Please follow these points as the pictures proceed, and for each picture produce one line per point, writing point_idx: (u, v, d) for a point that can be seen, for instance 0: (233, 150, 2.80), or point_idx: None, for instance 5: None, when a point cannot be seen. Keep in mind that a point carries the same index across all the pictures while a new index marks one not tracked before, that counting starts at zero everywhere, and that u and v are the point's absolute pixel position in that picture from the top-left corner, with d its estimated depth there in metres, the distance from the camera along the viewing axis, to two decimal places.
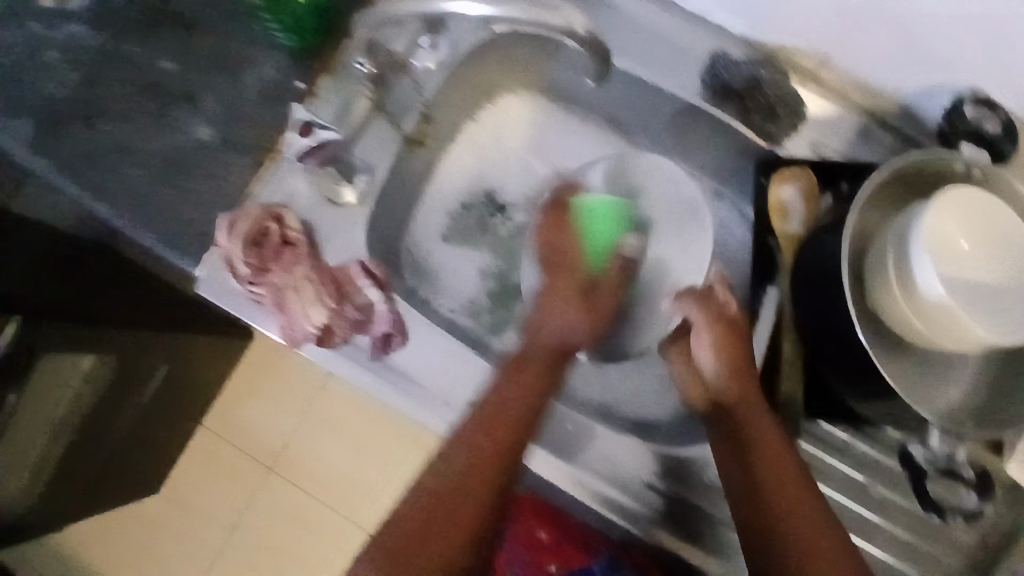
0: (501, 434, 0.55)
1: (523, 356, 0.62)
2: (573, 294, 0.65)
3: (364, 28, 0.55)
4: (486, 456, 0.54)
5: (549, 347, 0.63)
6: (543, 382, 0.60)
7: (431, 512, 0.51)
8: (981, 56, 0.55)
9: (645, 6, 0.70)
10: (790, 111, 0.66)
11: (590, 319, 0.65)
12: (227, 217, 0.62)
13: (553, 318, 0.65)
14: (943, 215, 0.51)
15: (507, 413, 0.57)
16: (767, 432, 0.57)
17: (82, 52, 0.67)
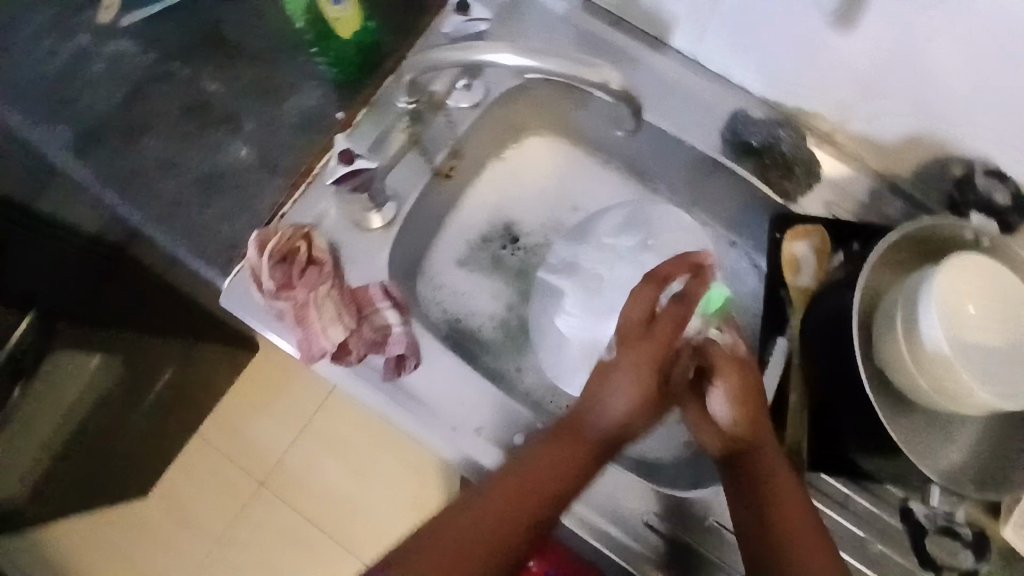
0: (528, 503, 0.50)
1: (575, 433, 0.54)
2: (650, 375, 0.54)
3: (417, 66, 0.58)
4: (519, 509, 0.50)
5: (612, 435, 0.54)
6: (595, 463, 0.53)
7: (445, 558, 0.47)
8: (996, 136, 0.58)
9: (672, 65, 0.74)
10: (807, 170, 0.69)
11: (653, 407, 0.55)
12: (256, 236, 0.64)
13: (614, 401, 0.54)
14: (952, 280, 0.53)
15: (541, 477, 0.52)
16: (786, 497, 0.55)
17: (130, 69, 0.70)
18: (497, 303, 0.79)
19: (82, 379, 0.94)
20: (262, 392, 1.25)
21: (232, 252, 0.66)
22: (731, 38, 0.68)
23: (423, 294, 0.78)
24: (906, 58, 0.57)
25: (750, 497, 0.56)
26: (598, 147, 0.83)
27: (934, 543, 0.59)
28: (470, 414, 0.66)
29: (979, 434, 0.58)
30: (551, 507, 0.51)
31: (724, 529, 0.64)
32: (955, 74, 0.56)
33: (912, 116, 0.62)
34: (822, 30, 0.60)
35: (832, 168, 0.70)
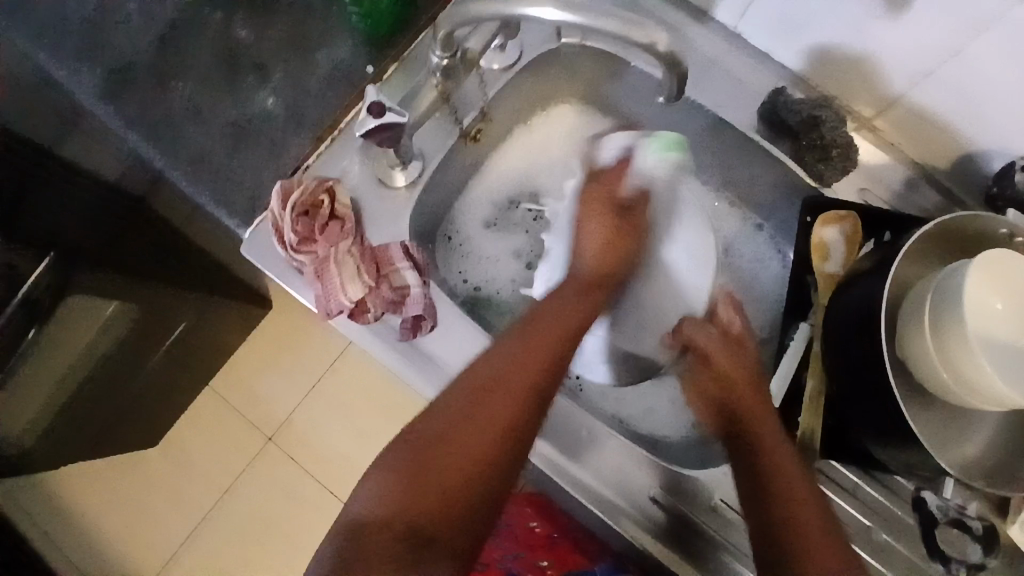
0: (524, 396, 0.54)
1: (568, 282, 0.67)
2: (609, 217, 0.67)
3: (455, 20, 0.57)
4: (518, 378, 0.55)
5: (592, 271, 0.67)
6: (584, 299, 0.65)
7: (460, 425, 0.52)
8: None
9: (713, 38, 0.72)
10: (842, 154, 0.65)
11: (622, 254, 0.67)
12: (279, 187, 0.63)
13: (586, 243, 0.68)
14: (987, 274, 0.52)
15: (541, 363, 0.57)
16: (786, 457, 0.57)
17: (162, 13, 0.70)
18: (521, 265, 0.80)
19: (95, 324, 0.93)
20: (277, 347, 1.26)
21: (255, 202, 0.66)
22: (777, 13, 0.66)
23: (446, 256, 0.79)
24: (956, 45, 0.55)
25: (746, 462, 0.58)
26: (628, 119, 0.82)
27: (943, 534, 0.60)
28: None
29: (994, 431, 0.58)
30: (546, 371, 0.56)
31: (730, 510, 0.64)
32: (1009, 61, 0.54)
33: (955, 106, 0.60)
34: (869, 11, 0.58)
35: (868, 154, 0.69)
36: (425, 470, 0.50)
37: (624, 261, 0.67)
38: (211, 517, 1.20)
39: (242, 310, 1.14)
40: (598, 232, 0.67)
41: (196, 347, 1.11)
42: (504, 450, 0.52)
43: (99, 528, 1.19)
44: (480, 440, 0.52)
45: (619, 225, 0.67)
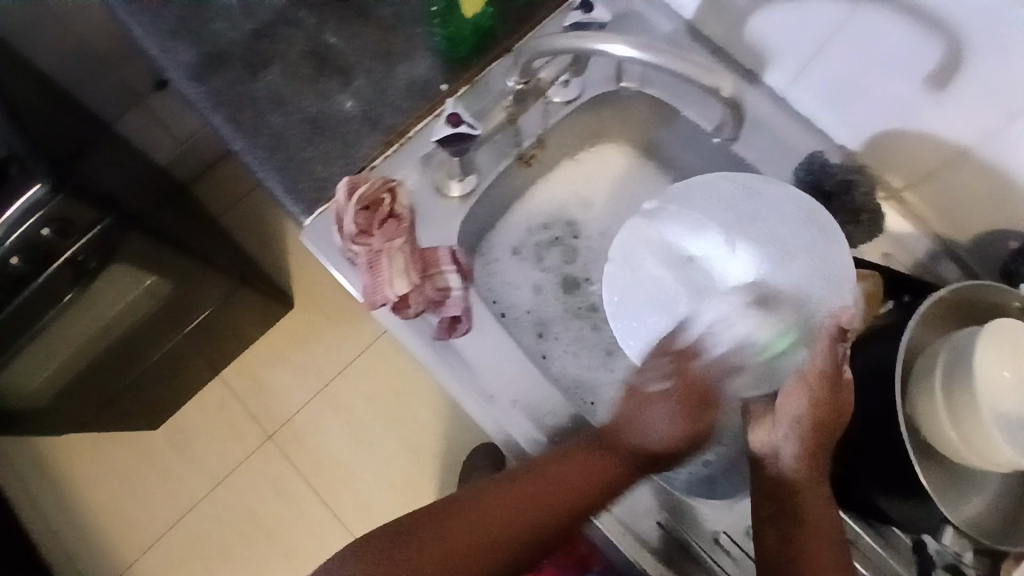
0: (540, 512, 0.57)
1: (611, 448, 0.59)
2: (689, 394, 0.57)
3: (537, 50, 0.62)
4: (523, 528, 0.56)
5: (655, 450, 0.58)
6: (630, 471, 0.59)
7: (448, 539, 0.55)
8: None
9: (762, 100, 0.77)
10: (871, 219, 0.72)
11: (692, 441, 0.58)
12: (348, 180, 0.68)
13: (658, 421, 0.57)
14: (999, 348, 0.55)
15: (571, 480, 0.58)
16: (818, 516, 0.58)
17: (262, 8, 0.76)
18: (537, 298, 0.84)
19: (126, 300, 0.93)
20: (296, 343, 1.28)
21: (320, 192, 0.71)
22: (826, 82, 0.71)
23: (478, 274, 0.83)
24: (990, 125, 0.60)
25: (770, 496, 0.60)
26: (671, 165, 0.87)
27: None
28: (507, 386, 0.70)
29: (996, 494, 0.61)
30: (571, 515, 0.58)
31: (732, 543, 0.67)
32: None
33: (984, 187, 0.65)
34: (912, 92, 0.64)
35: (895, 223, 0.73)
36: None
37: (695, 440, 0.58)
38: (199, 507, 1.20)
39: (262, 304, 1.18)
40: (677, 416, 0.57)
41: (212, 336, 1.13)
42: None
43: (95, 498, 1.21)
44: None
45: (704, 405, 0.58)
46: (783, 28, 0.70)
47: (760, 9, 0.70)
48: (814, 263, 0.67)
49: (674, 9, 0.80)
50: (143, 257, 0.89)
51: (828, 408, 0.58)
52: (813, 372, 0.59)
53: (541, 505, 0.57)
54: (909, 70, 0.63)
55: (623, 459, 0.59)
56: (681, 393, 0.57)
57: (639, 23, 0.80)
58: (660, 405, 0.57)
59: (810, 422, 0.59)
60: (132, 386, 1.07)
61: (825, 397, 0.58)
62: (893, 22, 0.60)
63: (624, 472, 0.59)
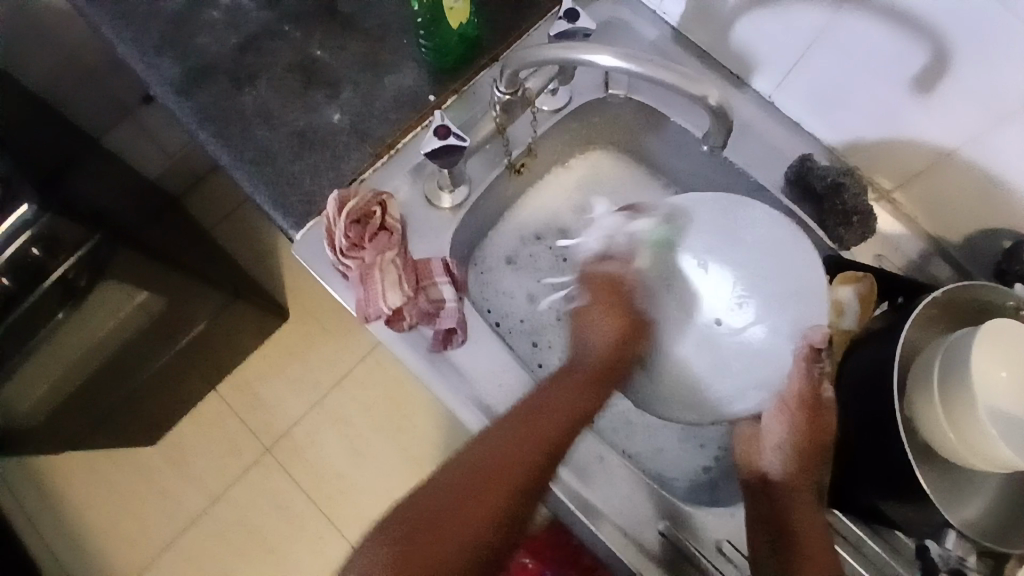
0: (529, 438, 0.62)
1: (567, 368, 0.70)
2: (622, 323, 0.72)
3: (523, 61, 0.62)
4: (512, 457, 0.61)
5: (596, 363, 0.70)
6: (589, 386, 0.68)
7: (445, 496, 0.60)
8: None
9: (750, 104, 0.78)
10: (863, 221, 0.70)
11: (628, 348, 0.72)
12: (337, 195, 0.67)
13: (597, 338, 0.71)
14: (994, 349, 0.55)
15: (547, 410, 0.64)
16: (810, 525, 0.62)
17: (247, 23, 0.76)
18: (531, 308, 0.84)
19: (119, 317, 0.92)
20: (290, 356, 1.28)
21: (309, 206, 0.70)
22: (813, 86, 0.71)
23: (471, 284, 0.83)
24: (979, 125, 0.60)
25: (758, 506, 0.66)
26: (661, 169, 0.87)
27: None
28: (503, 397, 0.70)
29: (995, 494, 0.61)
30: (554, 442, 0.63)
31: (734, 550, 0.66)
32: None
33: (974, 187, 0.65)
34: (899, 94, 0.64)
35: (886, 224, 0.73)
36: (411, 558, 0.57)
37: (630, 346, 0.72)
38: (197, 523, 1.20)
39: (255, 318, 1.17)
40: (607, 326, 0.71)
41: (205, 351, 1.13)
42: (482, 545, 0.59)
43: (92, 517, 1.20)
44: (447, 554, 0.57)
45: (622, 315, 0.72)
46: (768, 33, 0.70)
47: (745, 15, 0.70)
48: (786, 284, 0.69)
49: (659, 15, 0.80)
50: (129, 272, 0.87)
51: (808, 429, 0.65)
52: (794, 398, 0.66)
53: (529, 433, 0.62)
54: (896, 73, 0.63)
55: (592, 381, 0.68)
56: (599, 308, 0.72)
57: (625, 31, 0.80)
58: (591, 328, 0.72)
59: (795, 444, 0.66)
60: (126, 405, 1.07)
61: (807, 417, 0.65)
62: (877, 27, 0.60)
63: (597, 396, 0.67)
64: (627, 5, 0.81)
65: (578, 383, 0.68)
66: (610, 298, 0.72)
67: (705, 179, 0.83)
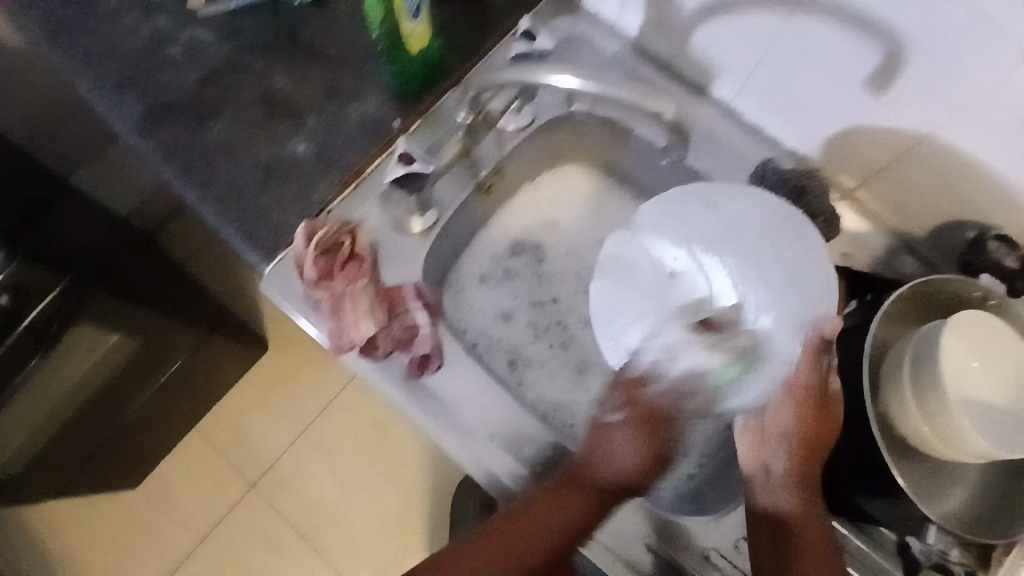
0: (514, 550, 0.60)
1: (576, 481, 0.61)
2: (645, 430, 0.60)
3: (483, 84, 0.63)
4: (497, 572, 0.60)
5: (618, 484, 0.61)
6: (594, 509, 0.61)
7: None
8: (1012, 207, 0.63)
9: (712, 112, 0.79)
10: (827, 221, 0.71)
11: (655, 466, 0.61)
12: (305, 225, 0.68)
13: (620, 453, 0.60)
14: (962, 341, 0.56)
15: (538, 523, 0.60)
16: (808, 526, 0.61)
17: (207, 58, 0.75)
18: (506, 325, 0.83)
19: (96, 354, 0.93)
20: (271, 387, 1.26)
21: (278, 238, 0.69)
22: (771, 91, 0.72)
23: (447, 304, 0.82)
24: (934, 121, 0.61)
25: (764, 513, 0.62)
26: (630, 180, 0.87)
27: None
28: (484, 419, 0.69)
29: (976, 486, 0.61)
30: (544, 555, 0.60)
31: (721, 557, 0.66)
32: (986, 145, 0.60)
33: (934, 181, 0.66)
34: (854, 94, 0.65)
35: (852, 222, 0.74)
36: None
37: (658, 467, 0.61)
38: (186, 565, 1.17)
39: (236, 351, 1.15)
40: (641, 447, 0.60)
41: (186, 387, 1.10)
42: None
43: (77, 565, 1.17)
44: None
45: (662, 434, 0.60)
46: (725, 41, 0.71)
47: (701, 25, 0.72)
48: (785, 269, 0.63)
49: (618, 28, 0.81)
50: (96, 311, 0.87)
51: (816, 428, 0.58)
52: (799, 386, 0.58)
53: (514, 544, 0.60)
54: (850, 74, 0.64)
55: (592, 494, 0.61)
56: (636, 424, 0.60)
57: (585, 45, 0.81)
58: (602, 450, 0.61)
59: (796, 445, 0.59)
60: (103, 447, 1.04)
61: (814, 412, 0.58)
62: (829, 31, 0.62)
63: (591, 508, 0.61)
64: (586, 21, 0.82)
65: (583, 503, 0.61)
66: (648, 412, 0.60)
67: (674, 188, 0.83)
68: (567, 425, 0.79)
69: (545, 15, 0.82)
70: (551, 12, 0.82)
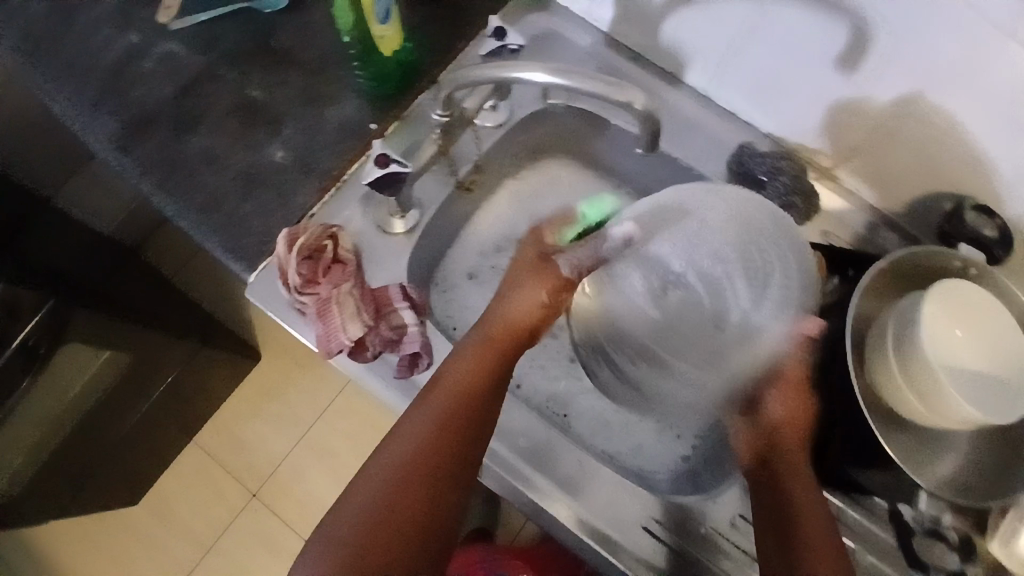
0: (461, 399, 0.59)
1: (489, 327, 0.66)
2: (545, 269, 0.68)
3: (455, 83, 0.63)
4: (453, 425, 0.58)
5: (517, 321, 0.66)
6: (505, 350, 0.64)
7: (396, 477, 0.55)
8: (995, 181, 0.63)
9: (687, 99, 0.79)
10: (808, 199, 0.72)
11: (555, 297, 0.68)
12: (286, 233, 0.67)
13: (522, 292, 0.67)
14: (944, 310, 0.56)
15: (471, 368, 0.61)
16: (806, 496, 0.57)
17: (181, 70, 0.75)
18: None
19: (87, 372, 0.94)
20: (266, 396, 1.26)
21: (261, 246, 0.69)
22: (744, 75, 0.73)
23: (435, 302, 0.82)
24: (906, 97, 0.62)
25: (758, 488, 0.60)
26: (610, 171, 0.88)
27: (922, 546, 0.62)
28: None
29: (967, 455, 0.62)
30: (489, 389, 0.61)
31: (722, 538, 0.66)
32: (960, 118, 0.60)
33: (910, 155, 0.67)
34: (826, 74, 0.65)
35: (831, 201, 0.75)
36: (380, 541, 0.52)
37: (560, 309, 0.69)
38: None
39: (229, 364, 1.16)
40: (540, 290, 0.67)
41: (180, 402, 1.10)
42: (435, 515, 0.55)
43: None
44: (412, 525, 0.54)
45: (556, 280, 0.68)
46: (695, 27, 0.72)
47: (671, 14, 0.72)
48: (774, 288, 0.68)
49: (590, 21, 0.82)
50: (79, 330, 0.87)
51: (801, 405, 0.62)
52: (785, 378, 0.63)
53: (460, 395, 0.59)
54: (820, 55, 0.64)
55: (508, 339, 0.65)
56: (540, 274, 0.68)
57: (558, 41, 0.81)
58: (513, 300, 0.67)
59: (785, 420, 0.62)
60: (97, 469, 1.02)
61: (798, 397, 0.62)
62: (797, 11, 0.62)
63: (506, 356, 0.64)
64: (558, 16, 0.82)
65: (499, 347, 0.64)
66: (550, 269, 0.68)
67: (653, 176, 0.84)
68: (560, 416, 0.79)
69: (517, 12, 0.82)
70: (523, 8, 0.82)
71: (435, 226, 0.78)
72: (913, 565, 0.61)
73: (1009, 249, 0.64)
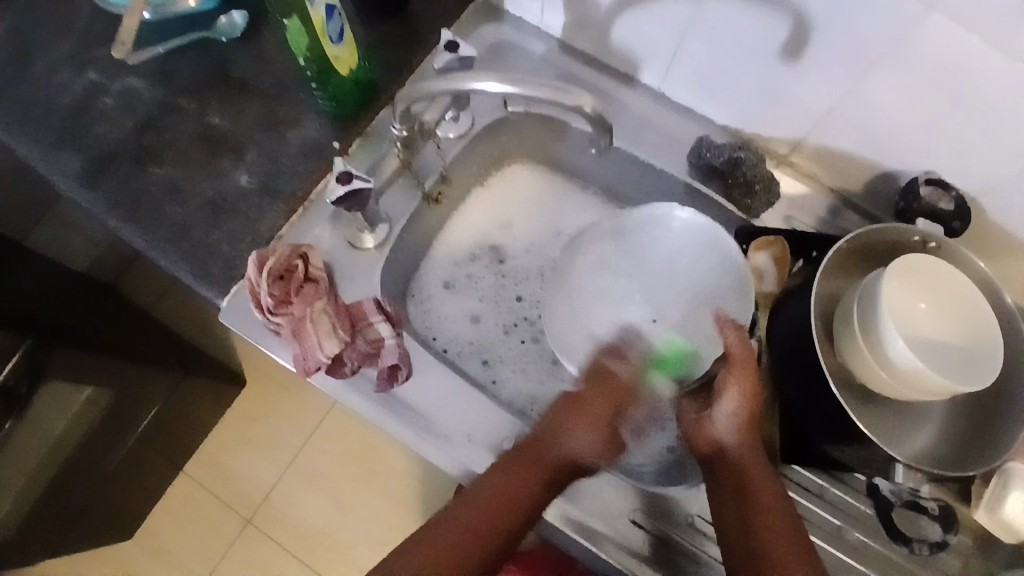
0: (492, 523, 0.58)
1: (529, 448, 0.62)
2: (608, 405, 0.64)
3: (411, 97, 0.64)
4: (467, 550, 0.56)
5: (573, 456, 0.62)
6: (553, 477, 0.61)
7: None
8: (946, 155, 0.65)
9: (643, 99, 0.81)
10: (766, 187, 0.74)
11: (612, 448, 0.64)
12: (255, 255, 0.67)
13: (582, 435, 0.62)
14: (899, 284, 0.58)
15: (510, 494, 0.59)
16: (766, 490, 0.60)
17: (141, 103, 0.76)
18: (476, 328, 0.83)
19: (69, 413, 0.94)
20: (254, 423, 1.26)
21: (232, 271, 0.70)
22: (695, 71, 0.74)
23: (412, 314, 0.83)
24: (850, 82, 0.64)
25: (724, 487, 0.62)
26: (576, 174, 0.89)
27: (901, 517, 0.64)
28: (459, 423, 0.70)
29: (942, 426, 0.63)
30: (526, 510, 0.59)
31: (707, 523, 0.67)
32: (903, 97, 0.62)
33: (860, 138, 0.69)
34: (773, 65, 0.67)
35: (791, 187, 0.77)
36: None
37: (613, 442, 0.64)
38: None
39: (214, 394, 1.16)
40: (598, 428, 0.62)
41: (166, 435, 1.10)
42: None
43: None
44: None
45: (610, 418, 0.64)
46: (643, 29, 0.73)
47: (618, 19, 0.74)
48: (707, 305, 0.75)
49: (543, 30, 0.83)
50: (56, 364, 0.87)
51: (752, 393, 0.62)
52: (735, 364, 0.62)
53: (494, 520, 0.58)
54: (764, 46, 0.66)
55: (550, 462, 0.61)
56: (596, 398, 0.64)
57: (513, 51, 0.83)
58: (568, 425, 0.63)
59: (744, 410, 0.62)
60: (83, 512, 1.01)
61: (750, 385, 0.62)
62: (737, 7, 0.64)
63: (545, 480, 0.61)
64: (511, 25, 0.84)
65: (540, 475, 0.61)
66: (607, 397, 0.64)
67: (616, 175, 0.85)
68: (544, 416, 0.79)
69: (471, 25, 0.84)
70: (476, 21, 0.84)
71: (406, 239, 0.79)
72: (898, 540, 0.63)
73: (966, 222, 0.66)
